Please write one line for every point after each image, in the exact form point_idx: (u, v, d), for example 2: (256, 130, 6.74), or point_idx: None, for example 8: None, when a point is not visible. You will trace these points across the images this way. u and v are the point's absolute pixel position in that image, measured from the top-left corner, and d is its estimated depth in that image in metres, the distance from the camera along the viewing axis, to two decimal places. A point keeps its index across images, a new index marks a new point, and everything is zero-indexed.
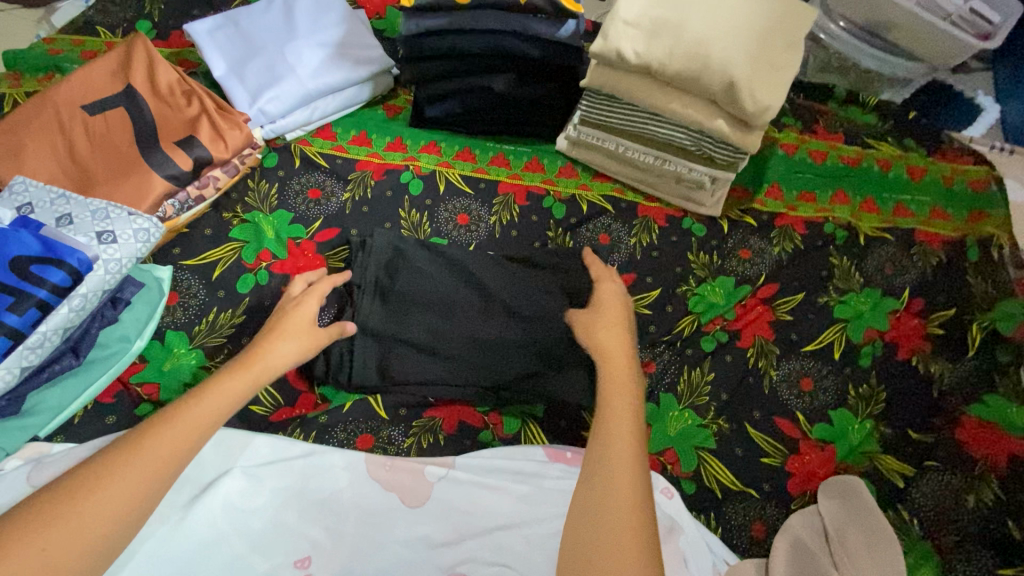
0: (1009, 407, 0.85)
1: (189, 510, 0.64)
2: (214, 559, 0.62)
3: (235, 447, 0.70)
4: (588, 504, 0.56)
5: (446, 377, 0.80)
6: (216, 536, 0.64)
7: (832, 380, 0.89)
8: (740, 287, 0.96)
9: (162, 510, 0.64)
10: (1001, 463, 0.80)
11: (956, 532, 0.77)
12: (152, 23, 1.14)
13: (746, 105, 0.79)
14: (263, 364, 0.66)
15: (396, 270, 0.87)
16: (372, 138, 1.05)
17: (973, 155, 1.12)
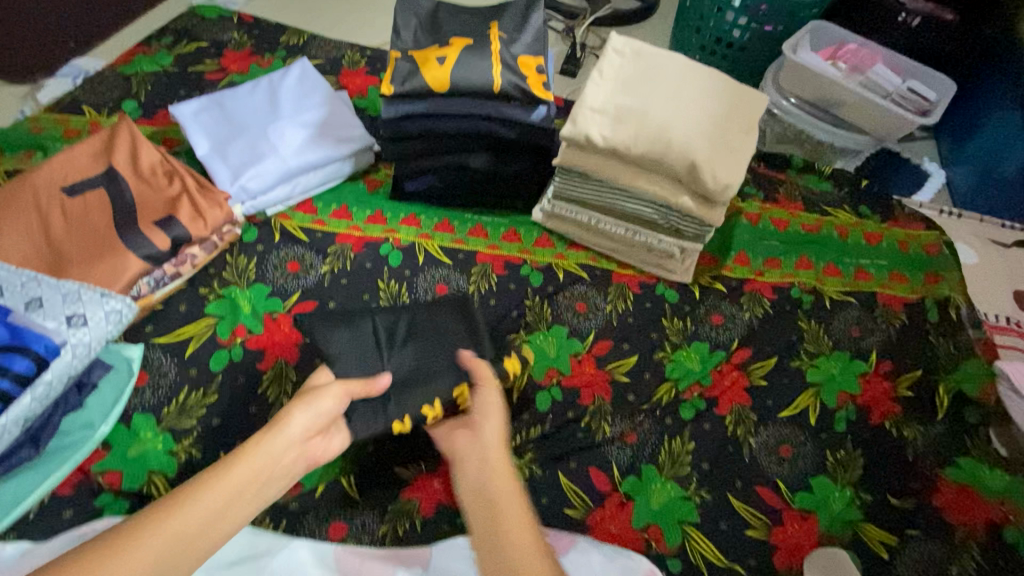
0: (982, 469, 0.87)
1: None
2: None
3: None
4: (497, 554, 0.57)
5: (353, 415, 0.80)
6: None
7: (809, 446, 0.89)
8: (715, 352, 0.98)
9: None
10: (979, 529, 0.81)
11: None
12: (139, 102, 1.17)
13: (708, 184, 0.84)
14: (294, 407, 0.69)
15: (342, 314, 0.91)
16: (353, 211, 1.08)
17: (924, 222, 1.19)
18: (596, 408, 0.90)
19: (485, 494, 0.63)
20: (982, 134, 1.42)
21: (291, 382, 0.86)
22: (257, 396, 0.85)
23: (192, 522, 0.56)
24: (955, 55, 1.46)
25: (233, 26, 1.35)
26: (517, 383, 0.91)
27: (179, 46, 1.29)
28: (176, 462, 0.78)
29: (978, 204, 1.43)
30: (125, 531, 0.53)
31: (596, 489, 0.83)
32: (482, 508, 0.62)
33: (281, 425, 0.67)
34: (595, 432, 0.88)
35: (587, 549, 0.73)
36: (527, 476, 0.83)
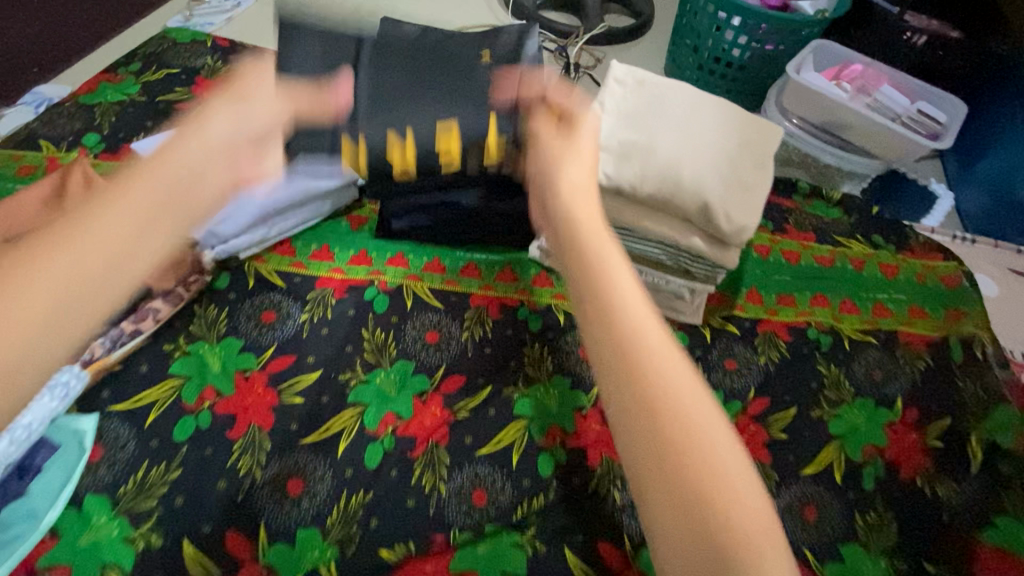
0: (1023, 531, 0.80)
1: None
2: None
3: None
4: (696, 524, 0.39)
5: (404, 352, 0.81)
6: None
7: (837, 508, 0.82)
8: (729, 402, 0.90)
9: None
10: None
11: None
12: (102, 136, 1.09)
13: (722, 225, 0.77)
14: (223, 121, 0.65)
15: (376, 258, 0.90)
16: (335, 251, 0.99)
17: (941, 251, 1.13)
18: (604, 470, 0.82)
19: (659, 428, 0.41)
20: (993, 155, 1.37)
21: (265, 452, 0.78)
22: (227, 469, 0.76)
23: (149, 177, 0.58)
24: (964, 74, 1.40)
25: (207, 51, 1.27)
26: (517, 444, 0.83)
27: (148, 73, 1.21)
28: (133, 552, 0.69)
29: (991, 229, 1.38)
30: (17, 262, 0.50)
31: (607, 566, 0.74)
32: (637, 410, 0.42)
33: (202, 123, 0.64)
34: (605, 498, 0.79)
35: None
36: (530, 555, 0.74)
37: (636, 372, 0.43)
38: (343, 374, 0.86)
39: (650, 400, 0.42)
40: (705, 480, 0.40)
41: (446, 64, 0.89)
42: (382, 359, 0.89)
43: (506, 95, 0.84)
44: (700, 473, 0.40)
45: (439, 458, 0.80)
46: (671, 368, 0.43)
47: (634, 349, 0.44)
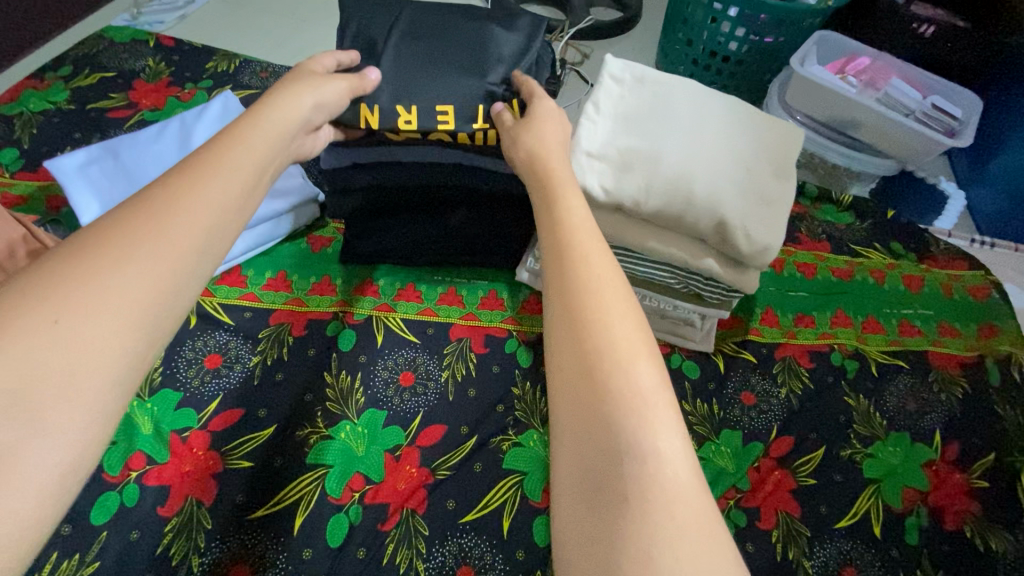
0: None
1: None
2: None
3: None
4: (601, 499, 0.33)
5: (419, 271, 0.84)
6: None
7: (876, 568, 0.71)
8: (750, 445, 0.79)
9: None
10: None
11: None
12: (21, 150, 0.94)
13: (741, 246, 0.66)
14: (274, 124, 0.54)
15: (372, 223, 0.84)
16: (293, 280, 0.87)
17: (967, 259, 1.03)
18: None
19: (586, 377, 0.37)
20: (1008, 151, 1.28)
21: (205, 533, 0.65)
22: (159, 556, 0.63)
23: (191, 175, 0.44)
24: (976, 67, 1.31)
25: (149, 52, 1.13)
26: (508, 507, 0.71)
27: (79, 78, 1.06)
28: None
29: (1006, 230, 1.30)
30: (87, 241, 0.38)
31: None
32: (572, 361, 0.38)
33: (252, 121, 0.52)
34: None
35: None
36: None
37: (580, 314, 0.40)
38: (302, 430, 0.73)
39: (591, 352, 0.38)
40: (630, 438, 0.35)
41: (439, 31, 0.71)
42: (348, 410, 0.76)
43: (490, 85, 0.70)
44: (620, 424, 0.35)
45: (416, 531, 0.68)
46: (618, 329, 0.39)
47: (575, 297, 0.41)
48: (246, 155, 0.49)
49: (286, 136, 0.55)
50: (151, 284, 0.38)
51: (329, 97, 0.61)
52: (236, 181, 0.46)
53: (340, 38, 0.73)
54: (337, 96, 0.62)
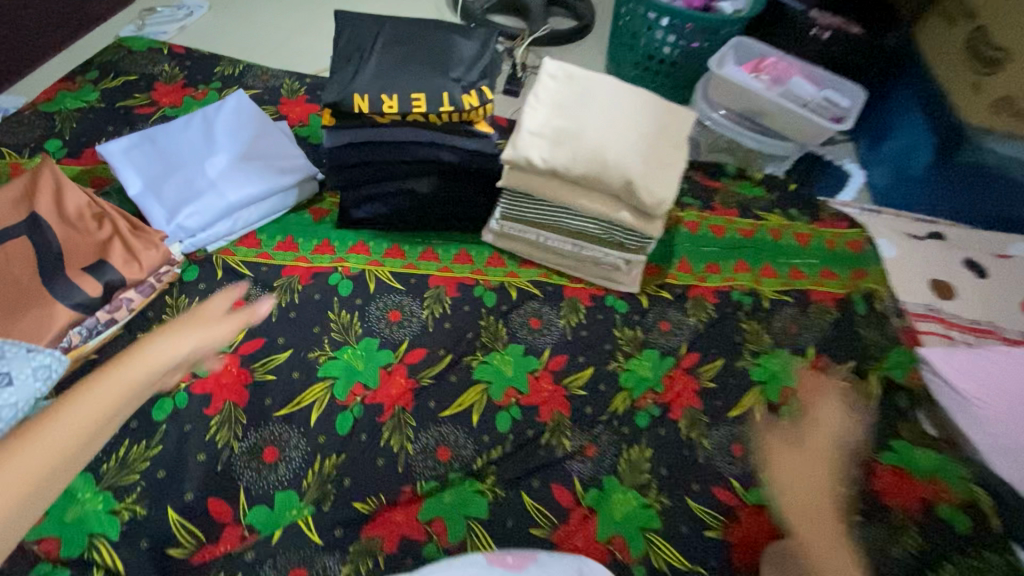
0: (914, 450, 0.92)
1: None
2: None
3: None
4: None
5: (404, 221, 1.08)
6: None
7: (759, 442, 0.93)
8: (664, 358, 1.01)
9: None
10: (914, 508, 0.85)
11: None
12: (63, 141, 1.12)
13: (645, 199, 0.88)
14: (167, 351, 0.62)
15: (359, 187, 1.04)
16: (299, 242, 1.06)
17: (848, 220, 1.28)
18: (555, 423, 0.91)
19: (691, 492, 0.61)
20: (897, 134, 1.50)
21: (241, 425, 0.84)
22: (205, 442, 0.82)
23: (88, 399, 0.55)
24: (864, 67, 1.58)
25: (164, 58, 1.31)
26: (476, 406, 0.91)
27: (106, 81, 1.24)
28: (118, 525, 0.74)
29: (896, 200, 1.47)
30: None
31: (558, 505, 0.83)
32: None
33: (151, 354, 0.61)
34: (555, 448, 0.88)
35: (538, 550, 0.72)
36: (490, 500, 0.82)
37: None
38: (313, 353, 0.93)
39: None
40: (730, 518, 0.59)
41: (416, 40, 0.93)
42: (349, 337, 0.96)
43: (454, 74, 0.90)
44: None
45: (405, 422, 0.87)
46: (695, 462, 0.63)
47: None
48: (139, 373, 0.59)
49: (161, 373, 0.62)
50: (14, 492, 0.48)
51: (215, 337, 0.68)
52: (86, 427, 0.54)
53: (337, 44, 0.93)
54: (223, 336, 0.69)
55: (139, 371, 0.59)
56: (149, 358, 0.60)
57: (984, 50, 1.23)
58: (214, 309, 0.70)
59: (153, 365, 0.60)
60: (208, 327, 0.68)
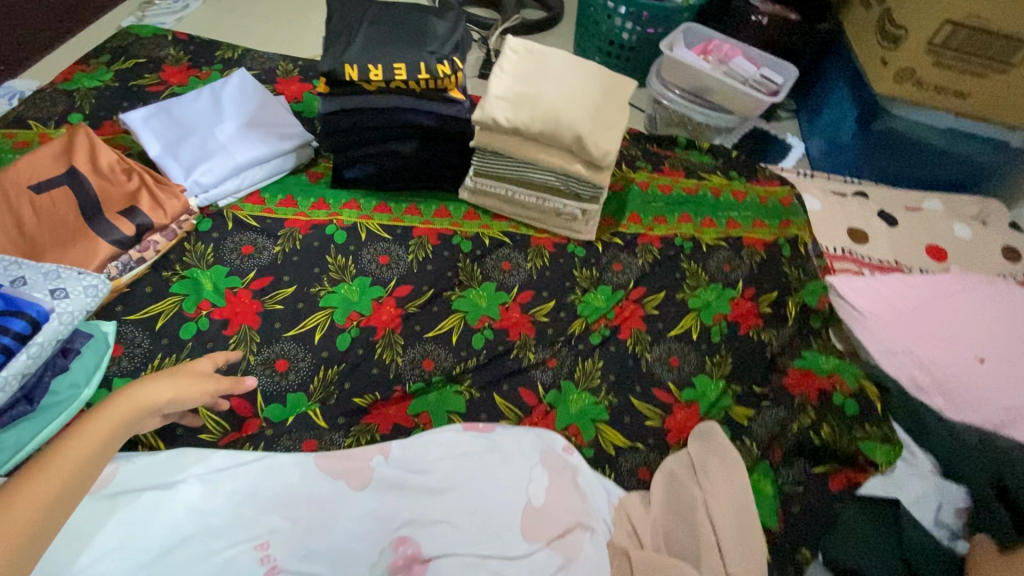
0: (820, 357, 1.10)
1: (123, 509, 0.66)
2: (183, 556, 0.66)
3: (164, 465, 0.73)
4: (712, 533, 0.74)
5: (391, 179, 1.23)
6: (180, 539, 0.67)
7: (692, 354, 1.11)
8: (616, 292, 1.18)
9: (85, 513, 0.65)
10: (816, 398, 1.04)
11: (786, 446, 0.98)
12: (84, 115, 1.26)
13: (592, 152, 1.05)
14: (147, 396, 0.68)
15: (349, 149, 1.18)
16: (298, 200, 1.20)
17: (780, 180, 1.47)
18: (522, 342, 1.08)
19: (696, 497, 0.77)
20: (830, 106, 1.67)
21: (256, 342, 1.00)
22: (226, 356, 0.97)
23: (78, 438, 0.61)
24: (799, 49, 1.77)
25: (168, 43, 1.46)
26: (455, 329, 1.07)
27: (117, 63, 1.38)
28: None
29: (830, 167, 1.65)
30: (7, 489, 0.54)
31: (524, 403, 1.00)
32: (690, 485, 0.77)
33: (138, 394, 0.67)
34: (522, 360, 1.05)
35: (502, 429, 0.81)
36: (467, 398, 0.99)
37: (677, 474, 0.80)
38: (314, 288, 1.08)
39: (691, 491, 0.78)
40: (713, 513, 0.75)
41: (396, 21, 1.10)
42: (345, 276, 1.12)
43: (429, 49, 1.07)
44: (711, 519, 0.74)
45: (395, 341, 1.04)
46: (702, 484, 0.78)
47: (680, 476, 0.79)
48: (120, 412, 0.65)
49: (142, 420, 0.68)
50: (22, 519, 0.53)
51: (192, 393, 0.74)
52: (83, 454, 0.60)
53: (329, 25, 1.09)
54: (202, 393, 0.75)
55: (113, 409, 0.64)
56: (126, 397, 0.66)
57: (889, 29, 1.39)
58: (190, 372, 0.75)
59: (135, 408, 0.66)
60: (188, 381, 0.74)
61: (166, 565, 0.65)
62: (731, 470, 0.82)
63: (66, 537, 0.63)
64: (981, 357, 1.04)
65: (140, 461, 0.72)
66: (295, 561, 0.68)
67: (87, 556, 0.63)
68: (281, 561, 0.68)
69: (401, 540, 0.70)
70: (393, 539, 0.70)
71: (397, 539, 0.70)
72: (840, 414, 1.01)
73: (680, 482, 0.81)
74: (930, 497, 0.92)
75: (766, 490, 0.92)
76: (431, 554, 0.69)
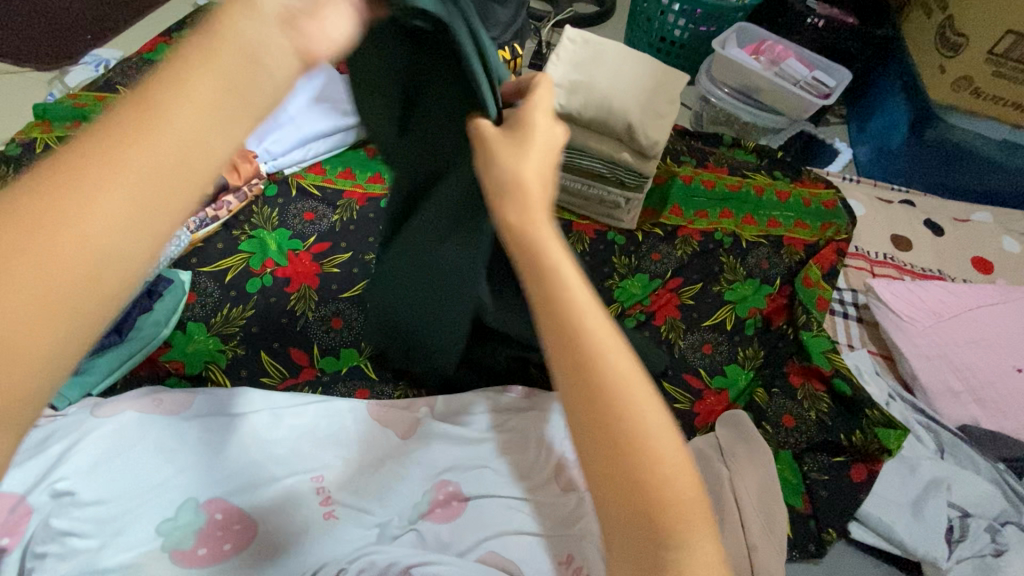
0: (833, 355, 1.07)
1: (193, 440, 0.73)
2: (250, 478, 0.72)
3: (233, 398, 0.79)
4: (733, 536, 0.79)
5: None
6: (249, 462, 0.73)
7: (724, 345, 1.12)
8: (653, 280, 1.20)
9: (164, 436, 0.73)
10: (819, 387, 1.06)
11: (805, 441, 1.00)
12: None
13: (641, 140, 1.09)
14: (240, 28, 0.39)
15: None
16: (357, 172, 1.21)
17: (824, 182, 1.39)
18: None
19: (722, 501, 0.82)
20: (880, 115, 1.58)
21: (314, 301, 1.02)
22: (286, 310, 1.00)
23: (182, 79, 0.37)
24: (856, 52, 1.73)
25: None
26: None
27: None
28: (225, 357, 0.94)
29: (878, 174, 1.58)
30: (88, 150, 0.35)
31: None
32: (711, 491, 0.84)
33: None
34: None
35: (538, 396, 0.86)
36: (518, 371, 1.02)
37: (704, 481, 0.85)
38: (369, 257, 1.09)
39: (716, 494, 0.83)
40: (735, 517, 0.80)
41: None
42: None
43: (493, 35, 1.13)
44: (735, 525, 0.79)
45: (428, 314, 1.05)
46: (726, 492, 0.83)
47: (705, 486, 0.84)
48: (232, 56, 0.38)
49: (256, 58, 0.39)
50: (116, 211, 0.34)
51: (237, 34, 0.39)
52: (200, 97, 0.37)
53: None
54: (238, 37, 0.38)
55: (178, 71, 0.37)
56: (197, 56, 0.38)
57: (951, 36, 1.36)
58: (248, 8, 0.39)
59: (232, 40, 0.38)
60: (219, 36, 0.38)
61: (235, 487, 0.71)
62: (757, 455, 0.87)
63: (149, 452, 0.71)
64: (1019, 368, 1.06)
65: (211, 393, 0.79)
66: (346, 495, 0.74)
67: (170, 469, 0.70)
68: (334, 492, 0.73)
69: (442, 483, 0.76)
70: (435, 482, 0.76)
71: (438, 482, 0.76)
72: (853, 404, 1.02)
73: (710, 462, 0.86)
74: (971, 500, 0.91)
75: (789, 479, 0.96)
76: (471, 494, 0.75)
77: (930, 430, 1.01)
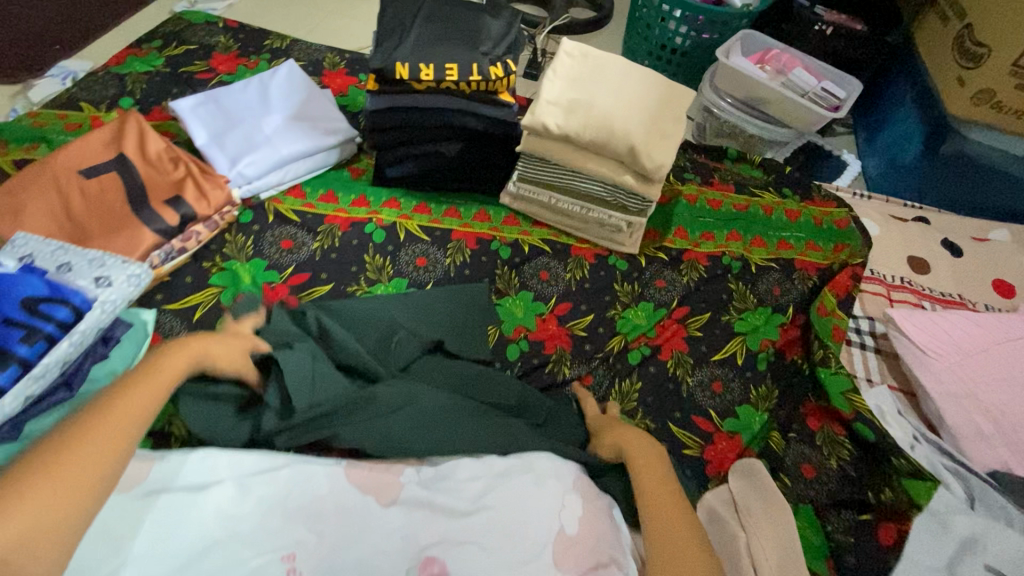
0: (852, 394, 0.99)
1: (147, 523, 0.64)
2: (212, 565, 0.63)
3: (189, 466, 0.70)
4: None
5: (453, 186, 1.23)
6: (210, 545, 0.65)
7: (736, 381, 1.06)
8: (658, 310, 1.13)
9: (113, 518, 0.64)
10: (837, 429, 0.99)
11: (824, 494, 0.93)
12: (135, 99, 1.28)
13: (646, 163, 1.02)
14: None
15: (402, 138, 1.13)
16: (340, 196, 1.19)
17: (836, 201, 1.32)
18: (557, 356, 1.07)
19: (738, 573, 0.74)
20: (891, 126, 1.51)
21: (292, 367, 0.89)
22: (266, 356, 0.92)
23: None
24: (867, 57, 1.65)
25: (220, 31, 1.45)
26: (490, 337, 1.07)
27: (169, 48, 1.39)
28: None
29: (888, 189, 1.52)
30: None
31: None
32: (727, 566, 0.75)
33: None
34: (556, 374, 1.04)
35: (538, 454, 0.79)
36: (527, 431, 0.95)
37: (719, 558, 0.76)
38: (352, 287, 1.08)
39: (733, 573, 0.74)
40: None
41: (455, 22, 1.06)
42: (381, 277, 1.10)
43: (485, 46, 1.04)
44: None
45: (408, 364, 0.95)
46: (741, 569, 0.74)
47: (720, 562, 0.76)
48: None
49: None
50: None
51: None
52: None
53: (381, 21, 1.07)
54: None
55: None
56: None
57: (969, 45, 1.28)
58: None
59: None
60: None
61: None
62: (777, 518, 0.81)
63: (96, 542, 0.62)
64: None
65: (170, 460, 0.70)
66: None
67: (116, 560, 0.61)
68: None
69: (428, 562, 0.66)
70: (420, 560, 0.67)
71: (423, 560, 0.67)
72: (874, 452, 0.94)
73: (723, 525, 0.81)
74: None
75: (811, 541, 0.88)
76: None
77: (960, 477, 0.92)
